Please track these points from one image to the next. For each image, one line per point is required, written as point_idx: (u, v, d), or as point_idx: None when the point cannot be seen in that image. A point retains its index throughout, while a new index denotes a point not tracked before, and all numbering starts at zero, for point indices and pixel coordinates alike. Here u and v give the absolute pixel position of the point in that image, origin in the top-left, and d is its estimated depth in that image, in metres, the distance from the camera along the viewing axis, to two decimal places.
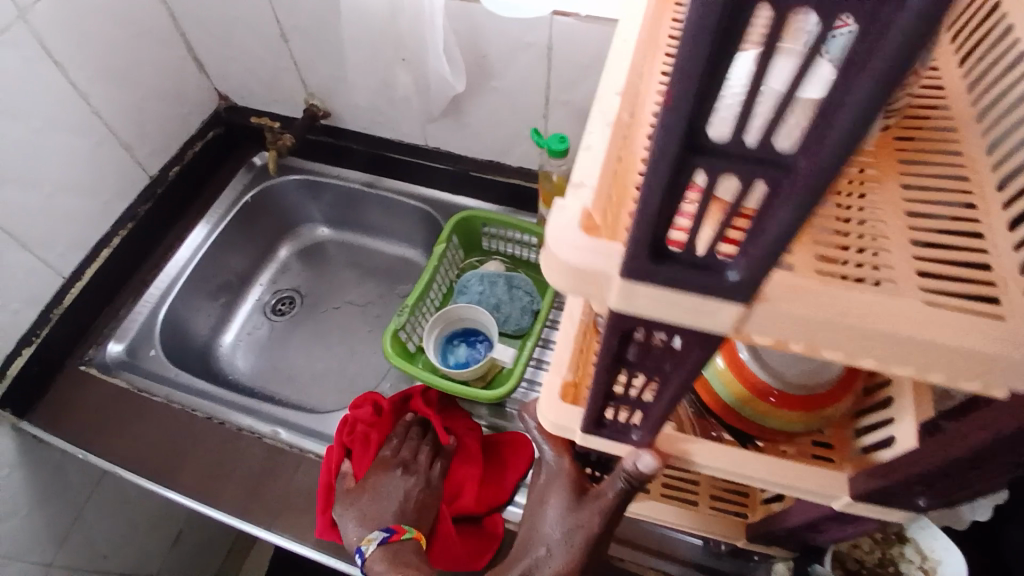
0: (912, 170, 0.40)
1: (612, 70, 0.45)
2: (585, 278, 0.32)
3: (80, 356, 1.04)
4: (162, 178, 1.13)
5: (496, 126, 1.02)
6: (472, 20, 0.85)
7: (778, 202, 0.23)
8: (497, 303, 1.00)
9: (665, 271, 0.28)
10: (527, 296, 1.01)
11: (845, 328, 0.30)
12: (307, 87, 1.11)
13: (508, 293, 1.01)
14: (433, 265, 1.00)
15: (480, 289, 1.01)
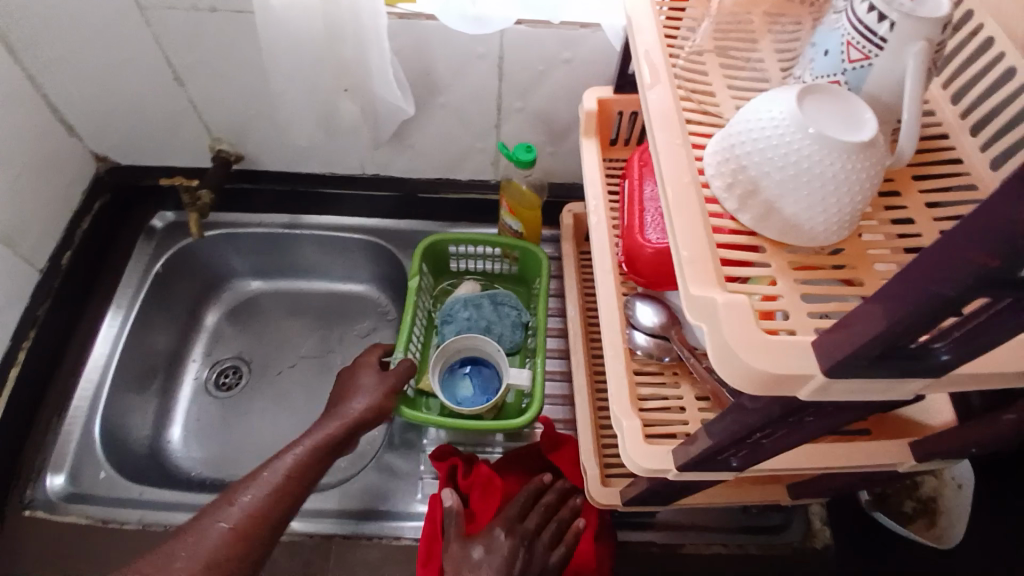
0: (932, 194, 0.52)
1: (661, 138, 0.46)
2: (776, 380, 0.32)
3: (19, 499, 0.89)
4: (55, 269, 0.98)
5: (442, 144, 0.97)
6: (415, 39, 0.80)
7: (1015, 311, 0.25)
8: (488, 325, 0.98)
9: (862, 370, 0.30)
10: (514, 310, 1.00)
11: (1013, 374, 0.33)
12: (211, 132, 0.99)
13: (495, 312, 0.99)
14: (412, 302, 0.94)
15: (466, 316, 0.98)
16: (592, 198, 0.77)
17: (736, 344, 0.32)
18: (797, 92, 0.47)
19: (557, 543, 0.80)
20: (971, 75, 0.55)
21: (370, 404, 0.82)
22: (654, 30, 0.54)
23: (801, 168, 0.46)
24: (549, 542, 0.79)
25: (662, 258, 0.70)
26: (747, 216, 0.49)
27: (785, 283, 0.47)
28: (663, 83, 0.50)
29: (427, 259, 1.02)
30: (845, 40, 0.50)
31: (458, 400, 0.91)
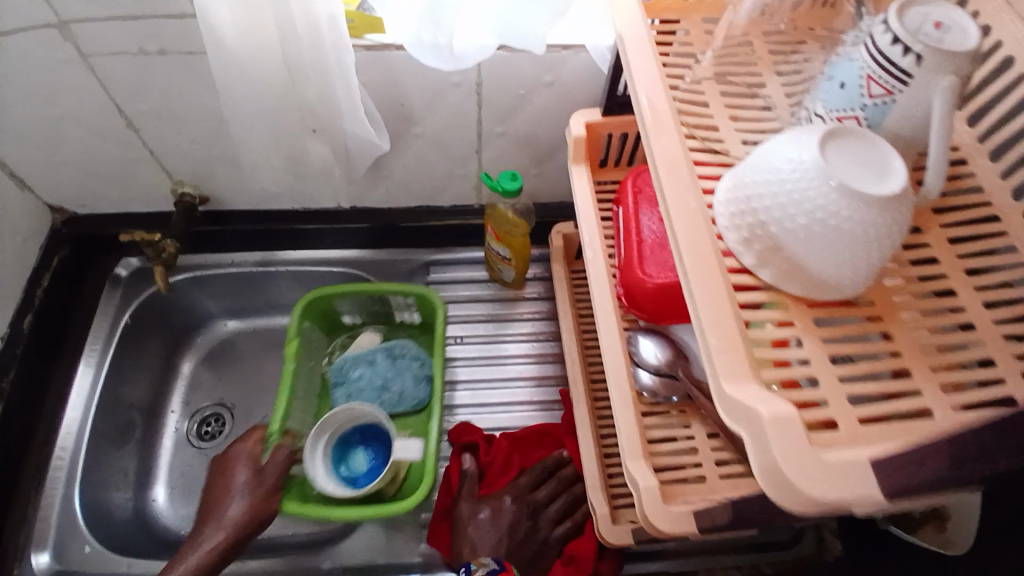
0: (954, 230, 0.50)
1: (673, 197, 0.42)
2: (835, 502, 0.30)
3: None
4: (17, 334, 0.91)
5: (421, 172, 0.92)
6: (388, 70, 0.75)
7: None
8: (385, 382, 0.97)
9: (921, 488, 0.29)
10: (414, 362, 0.99)
11: None
12: (172, 175, 0.92)
13: (393, 366, 0.98)
14: (292, 367, 0.91)
15: (356, 375, 0.98)
16: (587, 230, 0.73)
17: (790, 468, 0.30)
18: (819, 137, 0.44)
19: (562, 520, 0.87)
20: (993, 96, 0.52)
21: (246, 508, 0.81)
22: (655, 70, 0.49)
23: (828, 226, 0.43)
24: (556, 516, 0.87)
25: (666, 293, 0.67)
26: (769, 272, 0.46)
27: (811, 344, 0.44)
28: (669, 132, 0.45)
29: (315, 320, 0.99)
30: (865, 73, 0.46)
31: (353, 477, 0.88)
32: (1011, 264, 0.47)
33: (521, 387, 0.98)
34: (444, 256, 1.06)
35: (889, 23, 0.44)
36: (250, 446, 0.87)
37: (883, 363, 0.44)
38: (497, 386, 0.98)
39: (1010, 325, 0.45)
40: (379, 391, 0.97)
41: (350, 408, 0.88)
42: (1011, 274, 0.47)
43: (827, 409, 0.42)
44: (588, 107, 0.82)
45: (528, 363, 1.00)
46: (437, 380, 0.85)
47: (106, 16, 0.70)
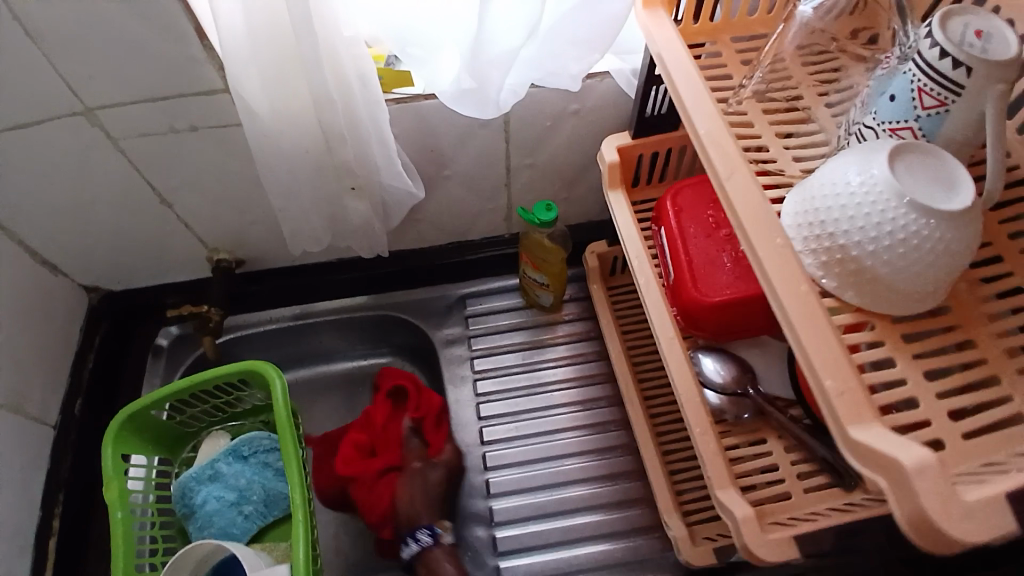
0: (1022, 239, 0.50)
1: (763, 234, 0.42)
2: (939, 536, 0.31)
3: None
4: (69, 419, 0.91)
5: (452, 211, 0.92)
6: (417, 121, 0.76)
7: None
8: (240, 492, 0.89)
9: None
10: (267, 458, 0.92)
11: None
12: (207, 243, 0.93)
13: (245, 470, 0.90)
14: (120, 512, 0.79)
15: (206, 496, 0.88)
16: (635, 256, 0.72)
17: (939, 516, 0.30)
18: (888, 157, 0.44)
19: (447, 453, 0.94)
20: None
21: None
22: (709, 105, 0.48)
23: (912, 245, 0.43)
24: None
25: (724, 310, 0.68)
26: (853, 293, 0.46)
27: (904, 362, 0.44)
28: (738, 168, 0.45)
29: (148, 441, 0.89)
30: (915, 86, 0.46)
31: None
32: None
33: (564, 413, 0.98)
34: (478, 287, 1.06)
35: (935, 36, 0.44)
36: None
37: (978, 373, 0.45)
38: (536, 415, 0.98)
39: None
40: (235, 506, 0.89)
41: (201, 543, 0.77)
42: None
43: (931, 429, 0.42)
44: (615, 129, 0.82)
45: (570, 386, 1.00)
46: (289, 492, 0.76)
47: (134, 99, 0.70)
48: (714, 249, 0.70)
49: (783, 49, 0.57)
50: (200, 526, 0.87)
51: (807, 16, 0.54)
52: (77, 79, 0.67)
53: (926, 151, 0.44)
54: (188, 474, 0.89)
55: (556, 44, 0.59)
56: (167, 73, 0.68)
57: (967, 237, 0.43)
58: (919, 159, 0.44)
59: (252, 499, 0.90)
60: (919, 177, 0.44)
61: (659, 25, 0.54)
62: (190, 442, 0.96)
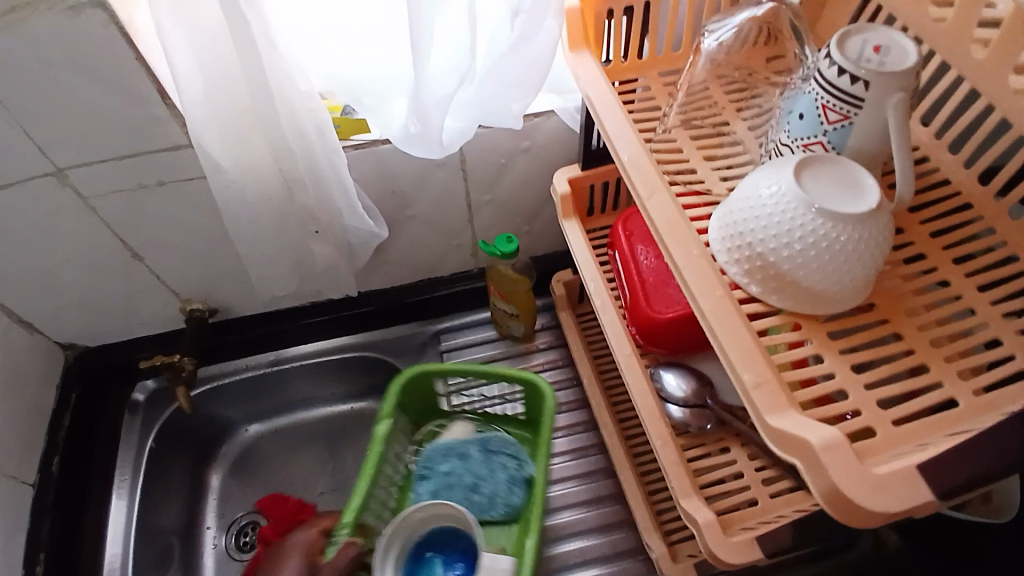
0: (943, 235, 0.54)
1: (680, 241, 0.45)
2: (848, 506, 0.34)
3: None
4: (46, 478, 0.92)
5: (420, 249, 0.96)
6: (378, 164, 0.80)
7: None
8: (477, 481, 0.84)
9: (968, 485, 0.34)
10: (509, 462, 0.85)
11: None
12: (180, 295, 0.96)
13: (486, 465, 0.85)
14: (375, 463, 0.77)
15: (451, 472, 0.85)
16: (591, 280, 0.75)
17: (851, 493, 0.33)
18: (793, 171, 0.47)
19: None
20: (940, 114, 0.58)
21: None
22: (629, 132, 0.52)
23: (822, 249, 0.46)
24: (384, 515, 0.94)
25: (677, 329, 0.71)
26: (779, 298, 0.49)
27: (831, 358, 0.47)
28: (659, 188, 0.48)
29: (410, 396, 0.86)
30: (820, 103, 0.50)
31: None
32: (998, 253, 0.51)
33: None
34: (448, 322, 1.08)
35: (833, 56, 0.48)
36: (312, 535, 0.82)
37: (906, 364, 0.48)
38: None
39: (1007, 303, 0.49)
40: (467, 491, 0.84)
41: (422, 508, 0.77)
42: (996, 265, 0.51)
43: (862, 417, 0.45)
44: (567, 162, 0.86)
45: None
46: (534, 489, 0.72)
47: (101, 160, 0.73)
48: (666, 268, 0.73)
49: (698, 71, 0.59)
50: (434, 492, 0.84)
51: (712, 49, 0.58)
52: (47, 142, 0.70)
53: (827, 157, 0.47)
54: (443, 440, 0.87)
55: (492, 86, 0.61)
56: (133, 133, 0.71)
57: (880, 236, 0.46)
58: (823, 168, 0.47)
59: (481, 491, 0.84)
60: (818, 187, 0.47)
61: (585, 66, 0.57)
62: (439, 416, 0.92)
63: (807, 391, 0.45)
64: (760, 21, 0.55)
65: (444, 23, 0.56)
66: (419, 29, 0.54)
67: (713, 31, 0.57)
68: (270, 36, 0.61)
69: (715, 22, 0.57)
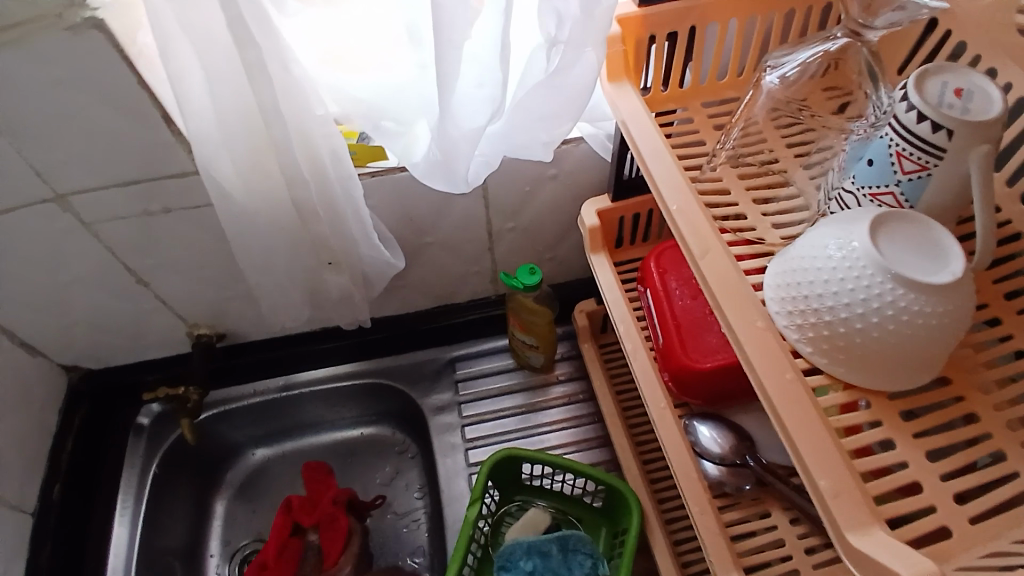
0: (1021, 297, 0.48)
1: (739, 310, 0.41)
2: None
3: None
4: (47, 504, 0.88)
5: (437, 277, 0.91)
6: (395, 192, 0.75)
7: None
8: None
9: None
10: (588, 560, 0.82)
11: None
12: (186, 320, 0.92)
13: (566, 566, 0.82)
14: (464, 536, 0.77)
15: (533, 571, 0.81)
16: (619, 321, 0.70)
17: None
18: (868, 230, 0.42)
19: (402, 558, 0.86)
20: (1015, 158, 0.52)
21: None
22: (678, 177, 0.47)
23: (900, 322, 0.40)
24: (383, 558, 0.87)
25: (715, 378, 0.65)
26: (845, 370, 0.43)
27: (904, 444, 0.42)
28: (712, 246, 0.44)
29: (495, 474, 0.86)
30: (893, 150, 0.44)
31: None
32: None
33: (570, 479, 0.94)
34: (465, 349, 1.03)
35: (911, 99, 0.42)
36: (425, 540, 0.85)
37: (984, 449, 0.42)
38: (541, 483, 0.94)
39: None
40: None
41: None
42: None
43: (934, 515, 0.39)
44: (595, 190, 0.81)
45: (570, 451, 0.95)
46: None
47: (106, 184, 0.69)
48: (701, 311, 0.68)
49: (756, 113, 0.54)
50: None
51: (773, 87, 0.52)
52: (47, 166, 0.66)
53: (901, 215, 0.42)
54: (525, 537, 0.84)
55: (521, 119, 0.57)
56: (141, 158, 0.67)
57: (964, 305, 0.41)
58: (899, 228, 0.42)
59: None
60: (896, 249, 0.41)
61: (625, 99, 0.52)
62: (519, 498, 0.91)
63: (875, 482, 0.40)
64: (828, 57, 0.49)
65: (472, 50, 0.51)
66: (446, 58, 0.49)
67: (776, 67, 0.52)
68: (285, 59, 0.57)
69: (777, 57, 0.52)
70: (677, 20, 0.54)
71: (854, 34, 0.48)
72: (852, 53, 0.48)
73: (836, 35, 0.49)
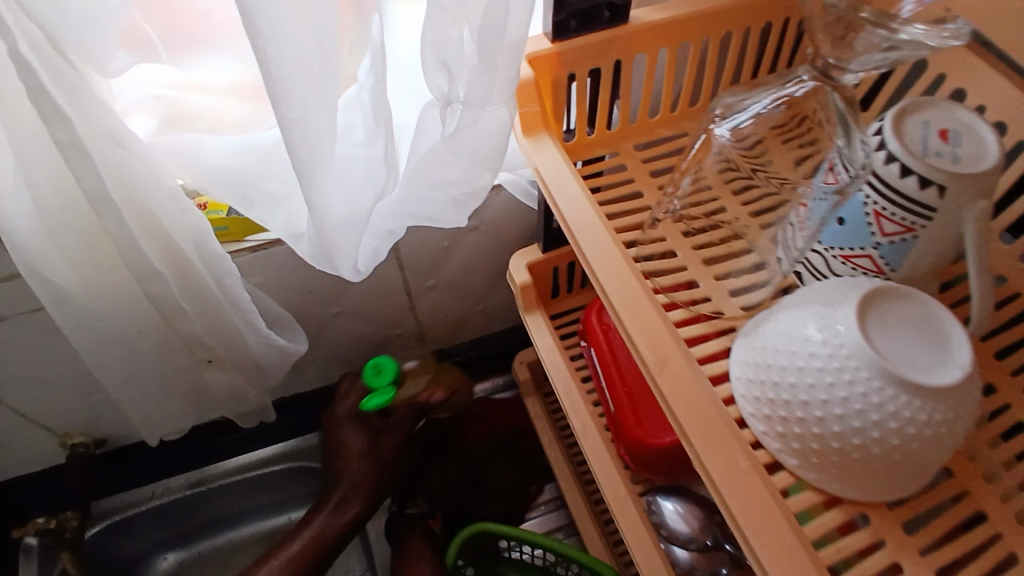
0: (1011, 355, 0.42)
1: (714, 445, 0.33)
2: None
3: None
4: None
5: (355, 345, 0.79)
6: (288, 264, 0.63)
7: None
8: None
9: None
10: None
11: None
12: (55, 431, 0.75)
13: None
14: None
15: None
16: (563, 394, 0.60)
17: None
18: (857, 313, 0.34)
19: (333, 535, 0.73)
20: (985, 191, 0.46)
21: None
22: (620, 262, 0.38)
23: (907, 435, 0.33)
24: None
25: (676, 451, 0.57)
26: (840, 486, 0.36)
27: (914, 569, 0.35)
28: (672, 356, 0.35)
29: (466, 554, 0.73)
30: (871, 209, 0.37)
31: None
32: None
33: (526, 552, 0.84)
34: None
35: (890, 146, 0.35)
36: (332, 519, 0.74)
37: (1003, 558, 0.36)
38: None
39: None
40: None
41: None
42: None
43: None
44: (524, 236, 0.72)
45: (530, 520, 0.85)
46: None
47: None
48: None
49: (704, 163, 0.46)
50: None
51: (725, 140, 0.44)
52: None
53: (888, 290, 0.35)
54: None
55: (419, 186, 0.46)
56: None
57: (969, 399, 0.34)
58: (891, 310, 0.35)
59: None
60: (894, 338, 0.34)
61: (544, 154, 0.43)
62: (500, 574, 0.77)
63: None
64: (791, 102, 0.41)
65: (347, 96, 0.40)
66: (318, 130, 0.38)
67: (728, 116, 0.43)
68: (112, 133, 0.44)
69: (729, 103, 0.44)
70: (597, 54, 0.45)
71: (824, 77, 0.38)
72: (816, 97, 0.40)
73: (802, 78, 0.40)
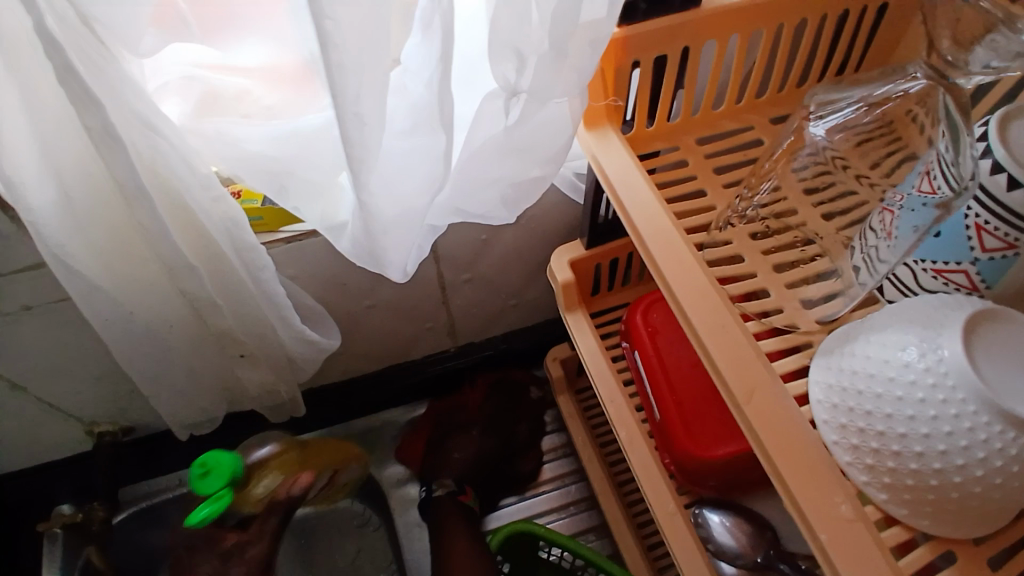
0: None
1: (807, 483, 0.32)
2: None
3: None
4: None
5: (384, 338, 0.77)
6: (321, 255, 0.61)
7: None
8: None
9: None
10: None
11: None
12: (83, 419, 0.75)
13: None
14: None
15: None
16: (607, 401, 0.57)
17: None
18: (962, 339, 0.30)
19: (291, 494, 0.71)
20: None
21: None
22: (701, 281, 0.36)
23: (1014, 475, 0.30)
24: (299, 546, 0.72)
25: (727, 464, 0.54)
26: (930, 524, 0.33)
27: None
28: (759, 385, 0.34)
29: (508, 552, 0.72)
30: (971, 222, 0.33)
31: None
32: None
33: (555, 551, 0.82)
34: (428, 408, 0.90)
35: (994, 154, 0.32)
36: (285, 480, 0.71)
37: None
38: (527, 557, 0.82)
39: None
40: None
41: None
42: None
43: None
44: (565, 230, 0.69)
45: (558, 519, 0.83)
46: None
47: None
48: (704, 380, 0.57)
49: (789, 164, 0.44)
50: None
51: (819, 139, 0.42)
52: None
53: (993, 312, 0.32)
54: None
55: (471, 183, 0.43)
56: None
57: None
58: (996, 335, 0.31)
59: None
60: (1001, 368, 0.30)
61: (613, 154, 0.41)
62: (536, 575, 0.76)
63: None
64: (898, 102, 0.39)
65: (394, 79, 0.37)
66: (369, 123, 0.35)
67: (824, 116, 0.41)
68: (144, 116, 0.41)
69: (824, 101, 0.42)
70: (668, 40, 0.41)
71: (939, 76, 0.36)
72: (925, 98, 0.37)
73: (915, 74, 0.38)
